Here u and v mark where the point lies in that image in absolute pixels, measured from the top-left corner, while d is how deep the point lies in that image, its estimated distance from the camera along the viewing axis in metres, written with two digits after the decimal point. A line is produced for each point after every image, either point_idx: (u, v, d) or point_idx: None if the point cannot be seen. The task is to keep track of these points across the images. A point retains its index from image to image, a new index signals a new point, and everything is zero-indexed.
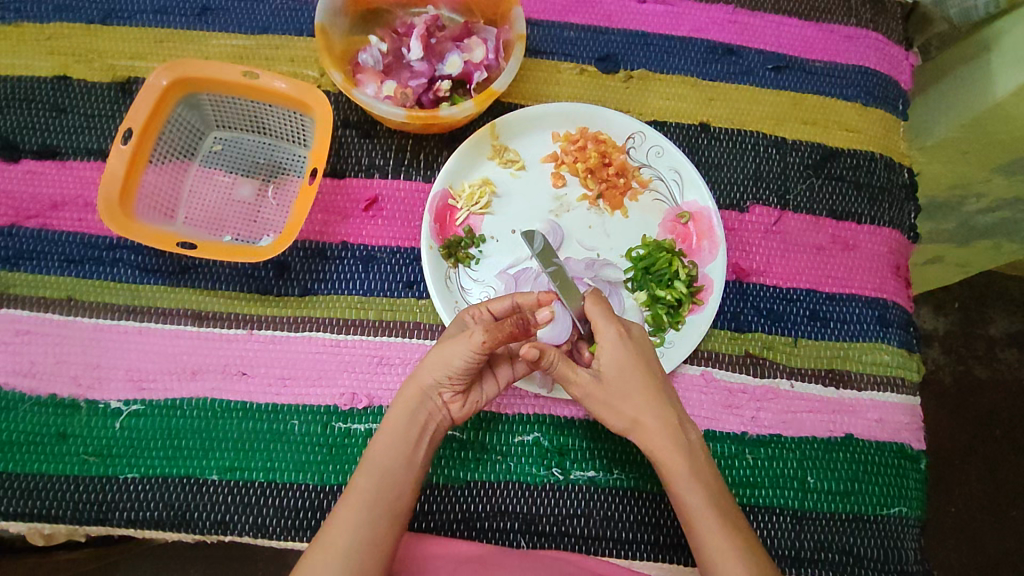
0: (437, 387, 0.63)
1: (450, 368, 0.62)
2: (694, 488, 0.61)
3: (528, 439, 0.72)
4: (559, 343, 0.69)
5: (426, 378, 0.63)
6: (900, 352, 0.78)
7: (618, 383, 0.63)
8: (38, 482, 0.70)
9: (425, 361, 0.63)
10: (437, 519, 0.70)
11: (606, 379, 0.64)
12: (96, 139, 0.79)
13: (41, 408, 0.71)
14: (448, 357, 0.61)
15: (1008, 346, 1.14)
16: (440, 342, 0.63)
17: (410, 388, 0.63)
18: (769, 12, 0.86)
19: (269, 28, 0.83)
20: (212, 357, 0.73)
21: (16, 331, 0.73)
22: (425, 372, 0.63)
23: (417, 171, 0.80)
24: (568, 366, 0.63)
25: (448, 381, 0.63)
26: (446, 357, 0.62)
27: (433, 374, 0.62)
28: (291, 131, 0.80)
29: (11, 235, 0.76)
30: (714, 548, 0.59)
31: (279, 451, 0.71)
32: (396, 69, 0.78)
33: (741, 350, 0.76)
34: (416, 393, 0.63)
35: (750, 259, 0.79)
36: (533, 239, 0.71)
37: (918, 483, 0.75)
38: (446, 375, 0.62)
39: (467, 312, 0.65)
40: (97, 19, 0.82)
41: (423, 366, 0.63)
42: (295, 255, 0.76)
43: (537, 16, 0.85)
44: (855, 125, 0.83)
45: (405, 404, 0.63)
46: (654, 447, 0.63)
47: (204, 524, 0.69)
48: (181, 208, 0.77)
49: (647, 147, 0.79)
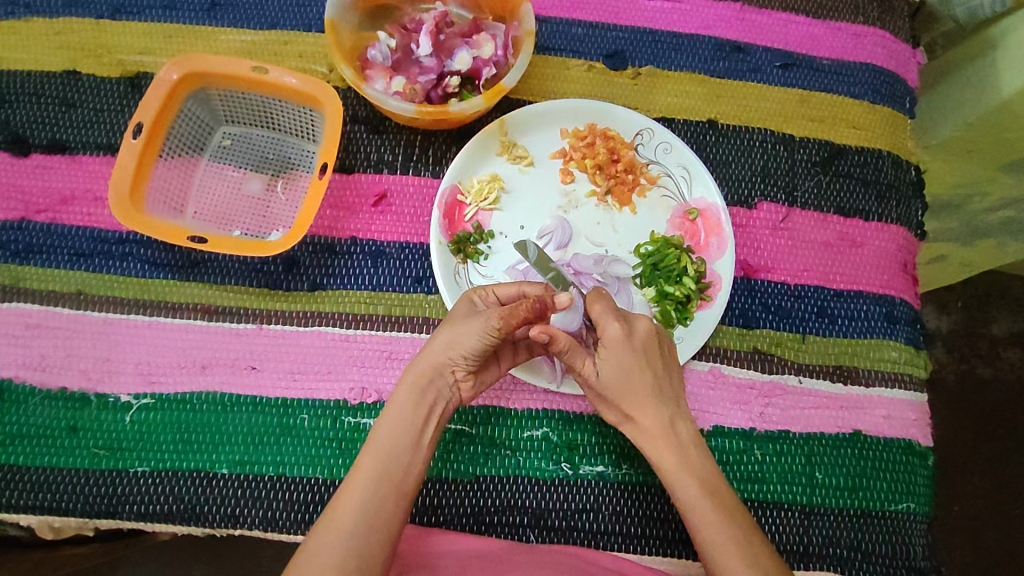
0: (451, 367, 0.63)
1: (468, 347, 0.62)
2: (688, 484, 0.62)
3: (537, 435, 0.72)
4: (572, 330, 0.68)
5: (442, 356, 0.63)
6: (908, 349, 0.78)
7: (619, 382, 0.63)
8: (47, 476, 0.70)
9: (440, 338, 0.63)
10: (446, 513, 0.70)
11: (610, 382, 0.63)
12: (105, 134, 0.79)
13: (52, 402, 0.72)
14: (465, 334, 0.62)
15: (1012, 346, 1.14)
16: (456, 321, 0.63)
17: (423, 364, 0.63)
18: (777, 9, 0.87)
19: (277, 24, 0.83)
20: (222, 351, 0.73)
21: (27, 324, 0.73)
22: (441, 351, 0.63)
23: (426, 167, 0.80)
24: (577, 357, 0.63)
25: (464, 361, 0.63)
26: (463, 334, 0.62)
27: (450, 351, 0.62)
28: (301, 127, 0.80)
29: (22, 229, 0.76)
30: (712, 544, 0.59)
31: (289, 445, 0.71)
32: (406, 65, 0.78)
33: (749, 346, 0.77)
34: (429, 369, 0.63)
35: (758, 256, 0.79)
36: (526, 248, 0.73)
37: (926, 480, 0.75)
38: (460, 355, 0.62)
39: (474, 292, 0.64)
40: (106, 14, 0.82)
41: (438, 343, 0.63)
42: (304, 250, 0.76)
43: (546, 12, 0.85)
44: (863, 123, 0.84)
45: (417, 381, 0.62)
46: (645, 440, 0.64)
47: (214, 517, 0.69)
48: (190, 203, 0.78)
49: (655, 143, 0.79)
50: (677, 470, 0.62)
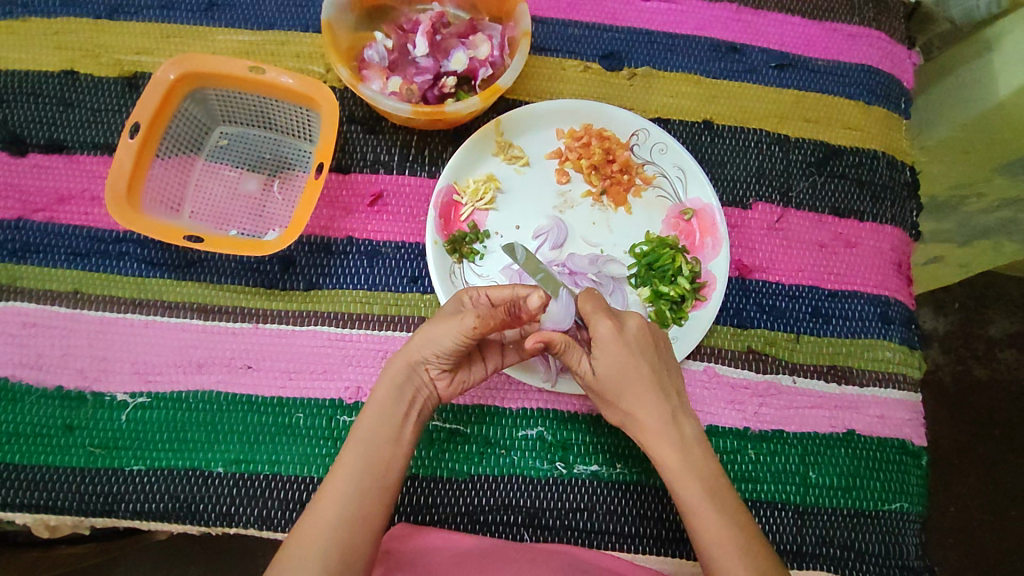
0: (426, 364, 0.64)
1: (441, 347, 0.62)
2: (689, 483, 0.61)
3: (532, 434, 0.73)
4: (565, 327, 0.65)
5: (416, 352, 0.63)
6: (902, 349, 0.78)
7: (614, 379, 0.63)
8: (42, 474, 0.70)
9: (418, 334, 0.63)
10: (441, 512, 0.70)
11: (605, 380, 0.64)
12: (102, 134, 0.79)
13: (48, 400, 0.72)
14: (440, 333, 0.62)
15: (1009, 347, 1.14)
16: (434, 318, 0.64)
17: (397, 361, 0.64)
18: (773, 10, 0.87)
19: (274, 24, 0.83)
20: (218, 350, 0.73)
21: (24, 323, 0.74)
22: (416, 347, 0.63)
23: (422, 166, 0.80)
24: (575, 352, 0.64)
25: (438, 360, 0.63)
26: (437, 333, 0.62)
27: (424, 349, 0.63)
28: (296, 127, 0.80)
29: (18, 228, 0.76)
30: (711, 544, 0.59)
31: (284, 444, 0.71)
32: (402, 65, 0.79)
33: (743, 346, 0.77)
34: (404, 367, 0.63)
35: (753, 256, 0.80)
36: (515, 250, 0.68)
37: (920, 480, 0.75)
38: (433, 353, 0.63)
39: (464, 292, 0.64)
40: (104, 14, 0.82)
41: (415, 339, 0.63)
42: (300, 250, 0.77)
43: (542, 13, 0.85)
44: (858, 124, 0.84)
45: (393, 379, 0.63)
46: (646, 440, 0.64)
47: (209, 516, 0.69)
48: (186, 203, 0.78)
49: (651, 143, 0.80)
50: (674, 466, 0.62)
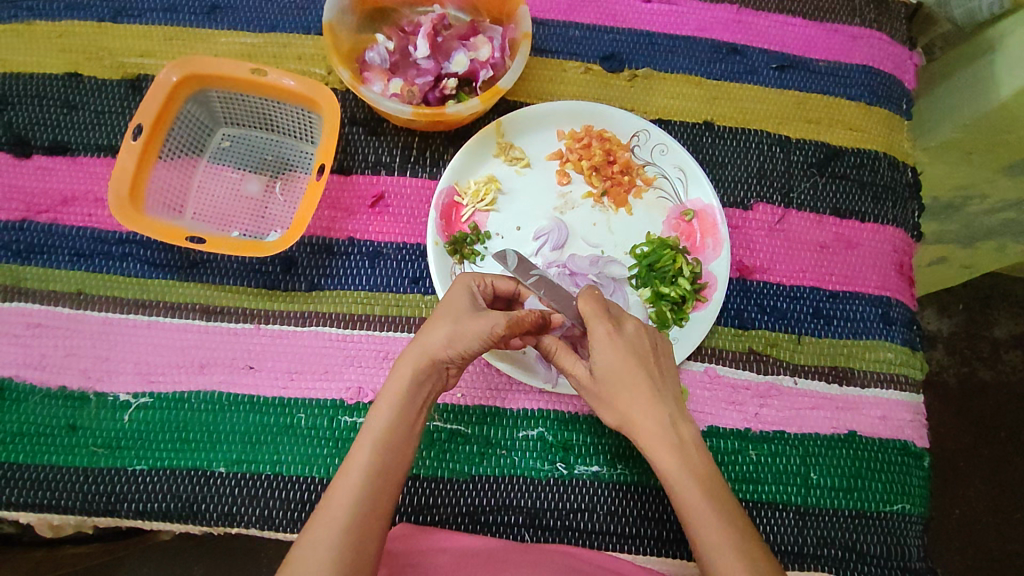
0: (447, 362, 0.62)
1: (469, 347, 0.61)
2: (689, 484, 0.58)
3: (533, 434, 0.73)
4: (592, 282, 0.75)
5: (442, 351, 0.61)
6: (904, 350, 0.78)
7: (608, 379, 0.62)
8: (45, 473, 0.70)
9: (442, 332, 0.61)
10: (441, 512, 0.71)
11: (599, 378, 0.63)
12: (106, 135, 0.80)
13: (53, 400, 0.72)
14: (468, 334, 0.61)
15: (1013, 349, 1.13)
16: (458, 317, 0.62)
17: (421, 357, 0.61)
18: (774, 12, 0.87)
19: (277, 27, 0.83)
20: (221, 351, 0.74)
21: (28, 323, 0.74)
22: (440, 344, 0.61)
23: (424, 168, 0.80)
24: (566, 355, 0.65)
25: (460, 359, 0.62)
26: (467, 334, 0.61)
27: (452, 348, 0.61)
28: (300, 130, 0.81)
29: (23, 229, 0.77)
30: (710, 546, 0.55)
31: (286, 444, 0.72)
32: (403, 67, 0.79)
33: (744, 347, 0.77)
34: (429, 364, 0.61)
35: (753, 257, 0.80)
36: (505, 258, 0.68)
37: (921, 481, 0.75)
38: (461, 353, 0.61)
39: (470, 280, 0.65)
40: (108, 17, 0.83)
41: (441, 337, 0.61)
42: (301, 251, 0.77)
43: (542, 15, 0.85)
44: (860, 125, 0.84)
45: (417, 374, 0.60)
46: (644, 441, 0.61)
47: (211, 515, 0.70)
48: (189, 203, 0.78)
49: (652, 145, 0.80)
50: (670, 465, 0.59)
